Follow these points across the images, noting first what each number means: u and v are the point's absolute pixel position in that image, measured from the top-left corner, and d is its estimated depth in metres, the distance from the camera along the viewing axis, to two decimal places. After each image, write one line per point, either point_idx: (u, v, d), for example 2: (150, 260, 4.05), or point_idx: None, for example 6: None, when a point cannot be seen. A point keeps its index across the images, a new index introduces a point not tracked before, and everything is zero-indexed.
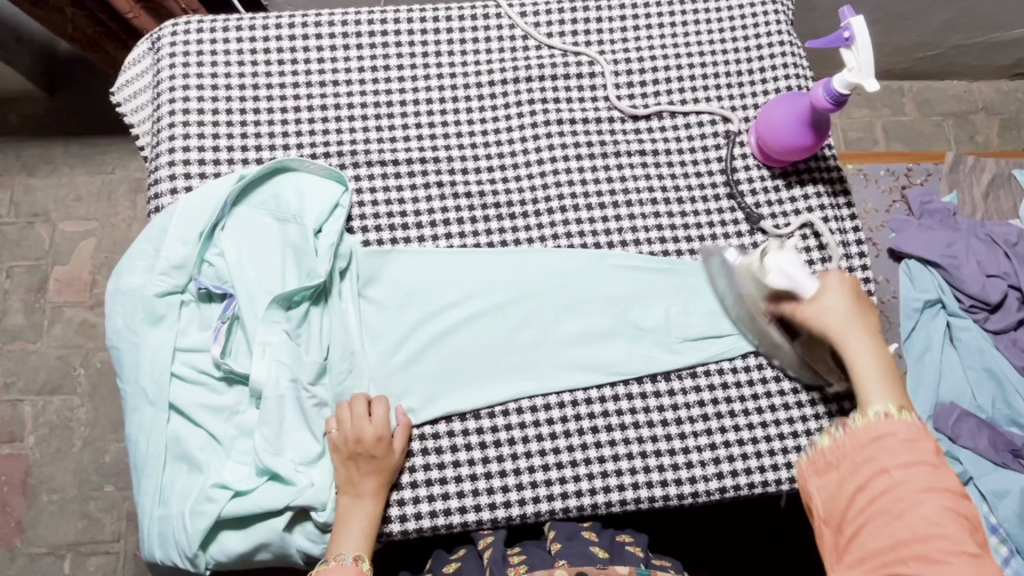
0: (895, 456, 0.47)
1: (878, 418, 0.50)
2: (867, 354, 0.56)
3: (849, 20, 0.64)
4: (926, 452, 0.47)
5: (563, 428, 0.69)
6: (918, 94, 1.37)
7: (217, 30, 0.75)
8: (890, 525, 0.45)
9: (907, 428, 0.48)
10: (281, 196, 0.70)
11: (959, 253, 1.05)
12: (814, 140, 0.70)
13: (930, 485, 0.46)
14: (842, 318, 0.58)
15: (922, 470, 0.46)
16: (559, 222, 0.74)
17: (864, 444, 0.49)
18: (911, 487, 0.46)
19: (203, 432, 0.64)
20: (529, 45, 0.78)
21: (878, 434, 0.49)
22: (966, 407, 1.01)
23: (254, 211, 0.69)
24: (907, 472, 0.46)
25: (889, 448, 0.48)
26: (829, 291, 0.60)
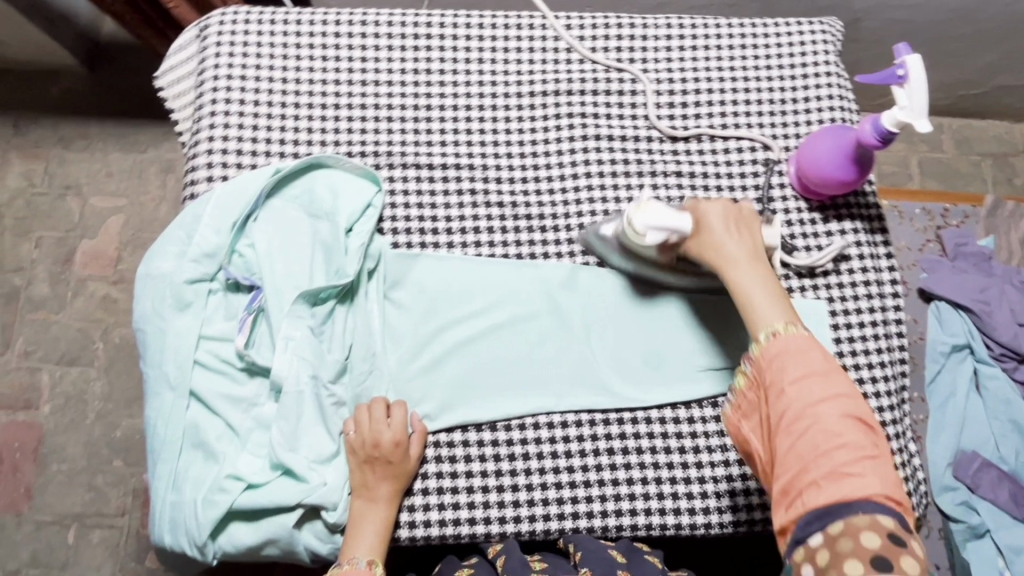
0: (791, 378, 0.54)
1: (768, 341, 0.57)
2: (749, 279, 0.61)
3: (904, 57, 0.62)
4: (814, 366, 0.54)
5: (579, 447, 0.68)
6: (959, 132, 1.35)
7: (263, 22, 0.76)
8: (796, 446, 0.52)
9: (796, 344, 0.55)
10: (315, 192, 0.70)
11: (992, 299, 1.03)
12: (856, 175, 0.69)
13: (824, 399, 0.52)
14: (718, 248, 0.64)
15: (816, 384, 0.53)
16: (589, 238, 0.73)
17: (767, 372, 0.55)
18: (806, 403, 0.52)
19: (220, 422, 0.64)
20: (572, 58, 0.78)
21: (775, 359, 0.55)
22: (988, 457, 0.98)
23: (287, 205, 0.69)
24: (802, 395, 0.53)
25: (783, 374, 0.54)
26: (706, 225, 0.65)
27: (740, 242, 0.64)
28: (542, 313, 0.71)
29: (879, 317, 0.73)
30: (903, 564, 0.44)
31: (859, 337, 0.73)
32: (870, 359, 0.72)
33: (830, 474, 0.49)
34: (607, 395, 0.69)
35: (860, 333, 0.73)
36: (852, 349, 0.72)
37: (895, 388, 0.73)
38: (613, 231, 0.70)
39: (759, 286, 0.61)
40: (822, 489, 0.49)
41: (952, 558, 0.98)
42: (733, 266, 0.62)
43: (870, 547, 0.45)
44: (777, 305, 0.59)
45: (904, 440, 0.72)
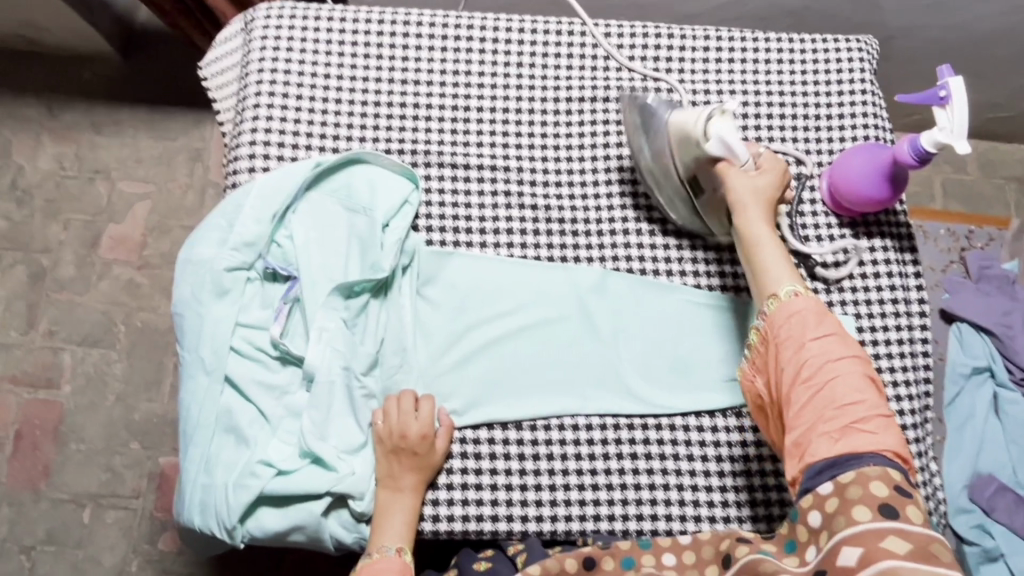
0: (808, 336, 0.55)
1: (789, 298, 0.57)
2: (770, 242, 0.62)
3: (946, 79, 0.63)
4: (830, 326, 0.55)
5: (602, 450, 0.69)
6: (985, 155, 1.34)
7: (308, 17, 0.77)
8: (812, 402, 0.53)
9: (812, 307, 0.57)
10: (353, 187, 0.71)
11: (1014, 323, 1.03)
12: (890, 193, 0.70)
13: (840, 361, 0.54)
14: (753, 204, 0.63)
15: (832, 345, 0.55)
16: (621, 244, 0.74)
17: (784, 331, 0.56)
18: (824, 365, 0.53)
19: (252, 408, 0.65)
20: (610, 66, 0.79)
21: (794, 321, 0.56)
22: (1004, 481, 0.98)
23: (327, 199, 0.71)
24: (821, 352, 0.54)
25: (802, 331, 0.55)
26: (753, 177, 0.64)
27: (771, 206, 0.64)
28: (570, 316, 0.72)
29: (906, 335, 0.74)
30: (907, 512, 0.47)
31: (885, 354, 0.73)
32: (895, 377, 0.73)
33: (843, 430, 0.51)
34: (632, 399, 0.70)
35: (886, 350, 0.73)
36: (877, 366, 0.73)
37: (919, 408, 0.73)
38: (677, 116, 0.67)
39: (778, 251, 0.61)
40: (836, 442, 0.51)
41: None
42: (759, 226, 0.62)
43: (880, 496, 0.48)
44: (795, 274, 0.60)
45: (926, 459, 0.73)
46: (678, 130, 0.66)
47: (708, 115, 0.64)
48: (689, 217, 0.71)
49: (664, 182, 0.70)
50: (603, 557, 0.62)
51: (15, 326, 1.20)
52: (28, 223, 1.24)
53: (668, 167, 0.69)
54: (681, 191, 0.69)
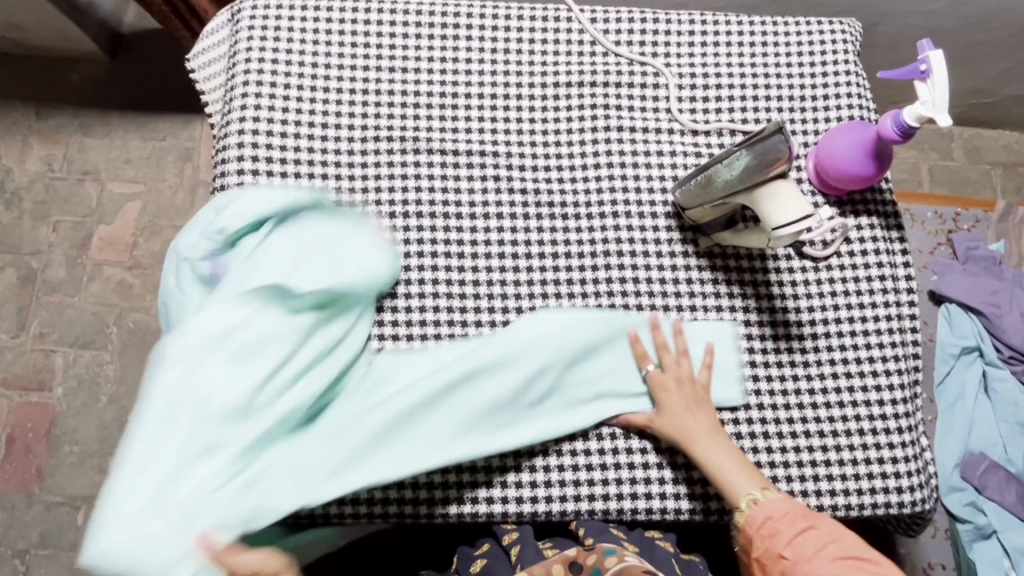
0: (781, 538, 0.61)
1: (752, 509, 0.63)
2: (718, 451, 0.66)
3: (928, 53, 0.63)
4: (797, 522, 0.62)
5: (596, 430, 0.70)
6: (970, 141, 1.36)
7: (294, 7, 0.78)
8: None
9: (776, 508, 0.63)
10: (328, 237, 0.67)
11: (1003, 303, 1.03)
12: (875, 171, 0.71)
13: (815, 550, 0.60)
14: (684, 423, 0.67)
15: (806, 540, 0.60)
16: (611, 226, 0.75)
17: (757, 538, 0.63)
18: (806, 556, 0.60)
19: (163, 420, 0.58)
20: (596, 51, 0.80)
21: (767, 524, 0.62)
22: (995, 458, 0.99)
23: (298, 235, 0.67)
24: (796, 548, 0.60)
25: (775, 534, 0.62)
26: (670, 396, 0.68)
27: (699, 414, 0.67)
28: (536, 339, 0.68)
29: (894, 313, 0.74)
30: None
31: (873, 331, 0.74)
32: (884, 353, 0.73)
33: None
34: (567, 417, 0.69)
35: (875, 326, 0.74)
36: (866, 342, 0.73)
37: (908, 383, 0.74)
38: (787, 190, 0.61)
39: (727, 459, 0.65)
40: None
41: (957, 558, 0.99)
42: (694, 440, 0.66)
43: None
44: (754, 477, 0.65)
45: (917, 433, 0.73)
46: (779, 195, 0.61)
47: (803, 229, 0.61)
48: (687, 205, 0.72)
49: (711, 190, 0.67)
50: (586, 556, 0.63)
51: (5, 329, 1.19)
52: (18, 225, 1.23)
53: (731, 189, 0.64)
54: (714, 204, 0.67)
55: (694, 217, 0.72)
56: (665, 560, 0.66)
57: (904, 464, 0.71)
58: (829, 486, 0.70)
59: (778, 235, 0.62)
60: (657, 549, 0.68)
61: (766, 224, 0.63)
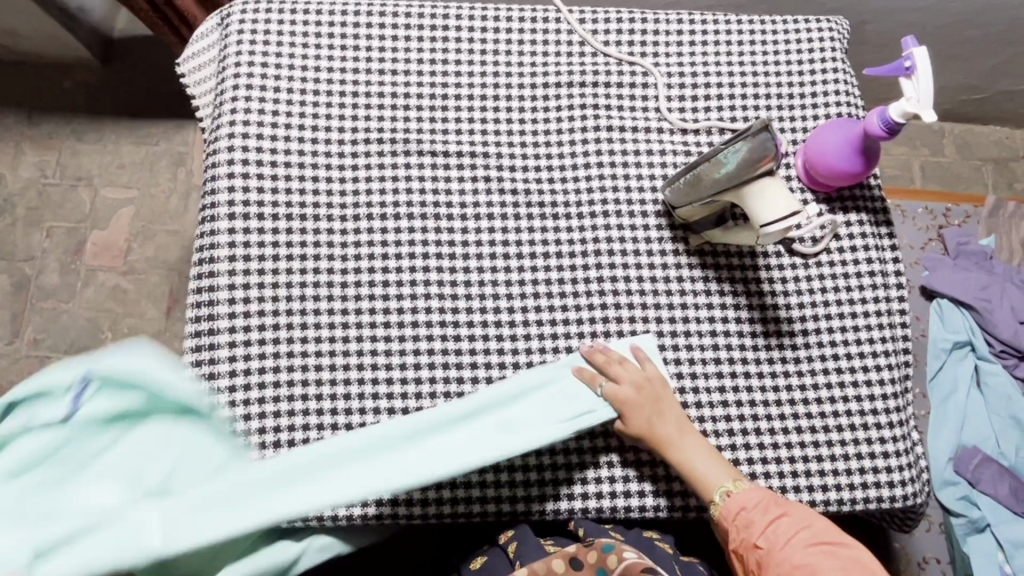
0: (756, 528, 0.63)
1: (726, 501, 0.64)
2: (692, 448, 0.65)
3: (912, 50, 0.64)
4: (770, 511, 0.63)
5: (589, 430, 0.70)
6: (960, 137, 1.37)
7: (284, 11, 0.78)
8: None
9: (749, 497, 0.64)
10: (196, 458, 0.51)
11: (993, 297, 1.04)
12: (863, 167, 0.71)
13: (789, 538, 0.61)
14: (654, 430, 0.66)
15: (779, 529, 0.62)
16: (601, 226, 0.75)
17: (733, 529, 0.64)
18: (779, 544, 0.61)
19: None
20: (585, 51, 0.80)
21: (741, 516, 0.63)
22: (988, 452, 0.99)
23: (179, 435, 0.50)
24: (770, 537, 0.62)
25: (751, 524, 0.63)
26: (634, 406, 0.66)
27: (664, 416, 0.66)
28: (495, 439, 0.61)
29: (884, 308, 0.75)
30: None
31: (863, 326, 0.74)
32: (875, 348, 0.74)
33: None
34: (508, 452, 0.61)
35: (865, 322, 0.74)
36: (856, 338, 0.74)
37: (899, 377, 0.74)
38: (774, 188, 0.61)
39: (699, 454, 0.65)
40: None
41: (953, 552, 1.00)
42: (669, 442, 0.65)
43: None
44: (725, 466, 0.66)
45: (908, 428, 0.74)
46: (767, 192, 0.61)
47: (791, 226, 0.61)
48: (676, 203, 0.72)
49: (699, 188, 0.67)
50: (586, 553, 0.63)
51: None
52: (11, 232, 1.23)
53: (719, 187, 0.64)
54: (704, 203, 0.68)
55: (684, 215, 0.72)
56: (666, 559, 0.66)
57: (896, 458, 0.71)
58: (821, 481, 0.70)
59: (766, 231, 0.62)
60: (657, 549, 0.68)
61: (754, 221, 0.63)
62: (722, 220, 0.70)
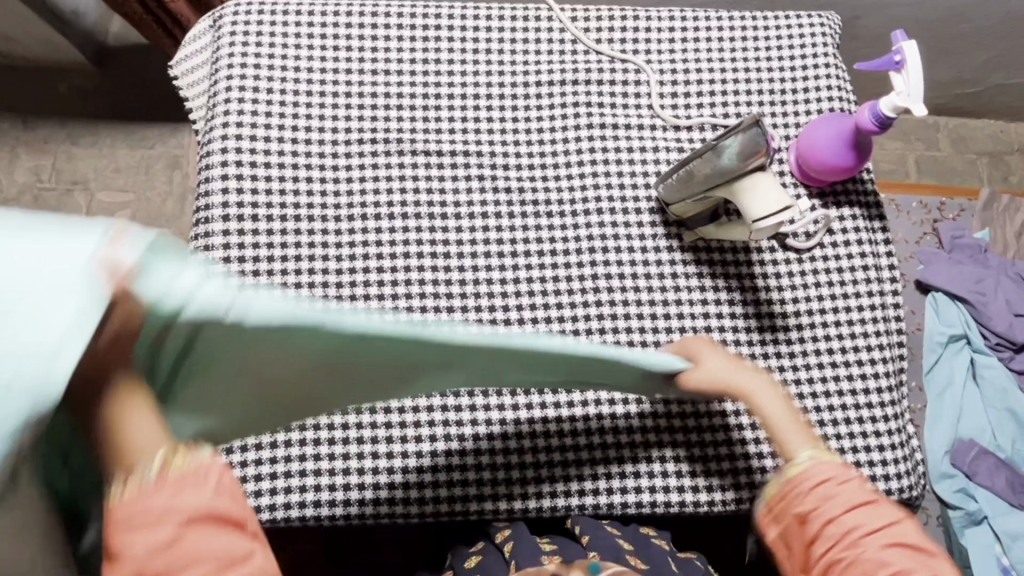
0: (836, 504, 0.53)
1: (809, 466, 0.56)
2: (773, 405, 0.61)
3: (901, 44, 0.65)
4: (857, 492, 0.53)
5: (585, 427, 0.70)
6: (954, 131, 1.37)
7: (276, 12, 0.78)
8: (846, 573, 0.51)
9: (832, 470, 0.55)
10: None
11: (988, 290, 1.05)
12: (855, 162, 0.71)
13: (873, 526, 0.52)
14: (732, 380, 0.61)
15: (864, 514, 0.52)
16: (595, 223, 0.75)
17: (806, 496, 0.54)
18: (857, 530, 0.52)
19: None
20: (577, 49, 0.80)
21: (823, 484, 0.54)
22: (984, 445, 1.00)
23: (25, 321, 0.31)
24: (851, 518, 0.52)
25: (831, 497, 0.53)
26: (707, 357, 0.62)
27: (743, 369, 0.62)
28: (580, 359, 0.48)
29: (878, 302, 0.75)
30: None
31: (857, 321, 0.74)
32: (869, 342, 0.74)
33: None
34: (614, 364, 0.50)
35: (859, 316, 0.74)
36: (851, 332, 0.74)
37: (894, 371, 0.75)
38: (764, 183, 0.62)
39: (780, 411, 0.60)
40: None
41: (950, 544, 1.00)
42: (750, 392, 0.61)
43: None
44: (807, 432, 0.60)
45: (903, 421, 0.74)
46: (757, 188, 0.62)
47: (782, 220, 0.62)
48: (670, 199, 0.72)
49: (691, 185, 0.67)
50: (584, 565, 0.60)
51: None
52: None
53: (711, 183, 0.64)
54: (696, 199, 0.68)
55: (678, 212, 0.73)
56: (661, 555, 0.66)
57: (891, 451, 0.72)
58: None
59: (758, 227, 0.62)
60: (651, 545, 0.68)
61: (745, 217, 0.63)
62: (715, 216, 0.70)
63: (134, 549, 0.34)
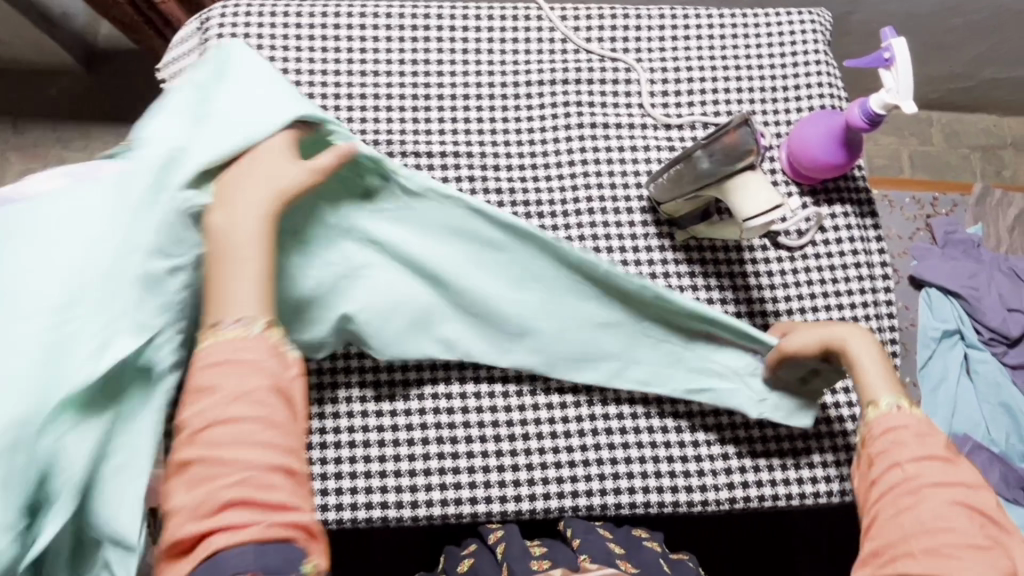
0: (906, 450, 0.54)
1: (889, 410, 0.57)
2: (867, 358, 0.60)
3: (890, 41, 0.64)
4: (932, 447, 0.54)
5: (578, 428, 0.70)
6: (948, 125, 1.37)
7: (264, 15, 0.77)
8: (897, 515, 0.52)
9: (916, 423, 0.56)
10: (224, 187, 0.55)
11: (980, 285, 1.05)
12: (846, 159, 0.71)
13: (940, 479, 0.52)
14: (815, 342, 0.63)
15: (934, 468, 0.53)
16: (586, 223, 0.75)
17: (879, 438, 0.56)
18: (921, 479, 0.52)
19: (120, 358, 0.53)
20: (567, 48, 0.80)
21: (902, 428, 0.56)
22: (979, 440, 1.00)
23: None
24: (919, 466, 0.53)
25: (904, 442, 0.55)
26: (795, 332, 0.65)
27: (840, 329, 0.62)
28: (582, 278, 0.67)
29: (870, 299, 0.75)
30: None
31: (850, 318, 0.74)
32: None
33: (929, 548, 0.50)
34: (730, 338, 0.68)
35: (852, 313, 0.74)
36: None
37: None
38: (754, 180, 0.62)
39: (873, 364, 0.60)
40: (919, 559, 0.49)
41: None
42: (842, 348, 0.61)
43: None
44: (897, 385, 0.59)
45: None
46: (748, 187, 0.62)
47: (775, 217, 0.62)
48: (661, 197, 0.72)
49: (682, 184, 0.67)
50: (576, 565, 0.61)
51: None
52: None
53: (702, 182, 0.64)
54: (687, 198, 0.68)
55: (669, 211, 0.73)
56: (653, 560, 0.65)
57: None
58: (808, 473, 0.71)
59: (750, 226, 0.62)
60: (645, 548, 0.68)
61: (737, 216, 0.63)
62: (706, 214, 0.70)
63: (226, 384, 0.46)
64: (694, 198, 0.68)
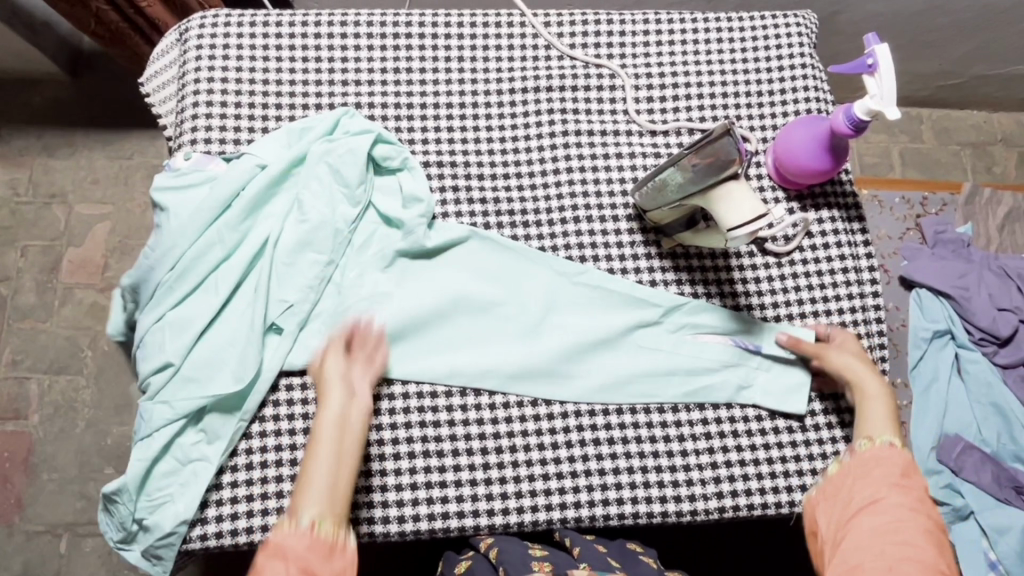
0: (886, 474, 0.56)
1: (883, 444, 0.59)
2: (881, 404, 0.63)
3: (873, 47, 0.64)
4: (908, 477, 0.56)
5: (565, 438, 0.70)
6: (938, 123, 1.37)
7: (244, 24, 0.76)
8: (870, 528, 0.53)
9: (899, 455, 0.58)
10: (307, 189, 0.70)
11: (970, 285, 1.05)
12: (832, 165, 0.71)
13: (913, 505, 0.54)
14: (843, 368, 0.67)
15: (909, 496, 0.54)
16: (572, 232, 0.74)
17: (864, 461, 0.58)
18: (897, 501, 0.54)
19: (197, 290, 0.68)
20: (551, 55, 0.79)
21: (879, 460, 0.58)
22: (970, 440, 0.99)
23: None
24: (896, 490, 0.55)
25: (885, 468, 0.57)
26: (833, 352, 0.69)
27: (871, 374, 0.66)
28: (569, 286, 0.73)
29: (858, 305, 0.74)
30: None
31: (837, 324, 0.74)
32: None
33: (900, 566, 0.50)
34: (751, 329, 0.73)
35: (839, 319, 0.74)
36: None
37: None
38: (739, 191, 0.61)
39: (881, 410, 0.63)
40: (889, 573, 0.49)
41: None
42: (866, 389, 0.65)
43: None
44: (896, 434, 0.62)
45: None
46: (732, 196, 0.61)
47: (758, 226, 0.61)
48: (645, 206, 0.71)
49: (666, 192, 0.67)
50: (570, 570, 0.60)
51: None
52: None
53: (686, 192, 0.64)
54: (671, 207, 0.67)
55: (654, 219, 0.72)
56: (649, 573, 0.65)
57: None
58: (799, 481, 0.70)
59: (733, 236, 0.62)
60: (640, 562, 0.66)
61: (721, 225, 0.63)
62: (689, 223, 0.69)
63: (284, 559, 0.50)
64: (679, 207, 0.67)
